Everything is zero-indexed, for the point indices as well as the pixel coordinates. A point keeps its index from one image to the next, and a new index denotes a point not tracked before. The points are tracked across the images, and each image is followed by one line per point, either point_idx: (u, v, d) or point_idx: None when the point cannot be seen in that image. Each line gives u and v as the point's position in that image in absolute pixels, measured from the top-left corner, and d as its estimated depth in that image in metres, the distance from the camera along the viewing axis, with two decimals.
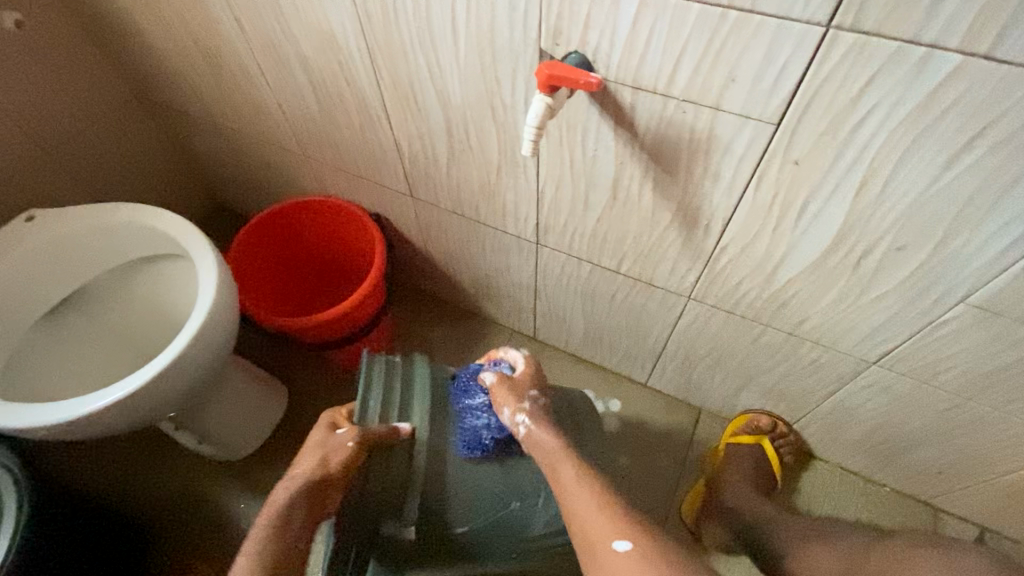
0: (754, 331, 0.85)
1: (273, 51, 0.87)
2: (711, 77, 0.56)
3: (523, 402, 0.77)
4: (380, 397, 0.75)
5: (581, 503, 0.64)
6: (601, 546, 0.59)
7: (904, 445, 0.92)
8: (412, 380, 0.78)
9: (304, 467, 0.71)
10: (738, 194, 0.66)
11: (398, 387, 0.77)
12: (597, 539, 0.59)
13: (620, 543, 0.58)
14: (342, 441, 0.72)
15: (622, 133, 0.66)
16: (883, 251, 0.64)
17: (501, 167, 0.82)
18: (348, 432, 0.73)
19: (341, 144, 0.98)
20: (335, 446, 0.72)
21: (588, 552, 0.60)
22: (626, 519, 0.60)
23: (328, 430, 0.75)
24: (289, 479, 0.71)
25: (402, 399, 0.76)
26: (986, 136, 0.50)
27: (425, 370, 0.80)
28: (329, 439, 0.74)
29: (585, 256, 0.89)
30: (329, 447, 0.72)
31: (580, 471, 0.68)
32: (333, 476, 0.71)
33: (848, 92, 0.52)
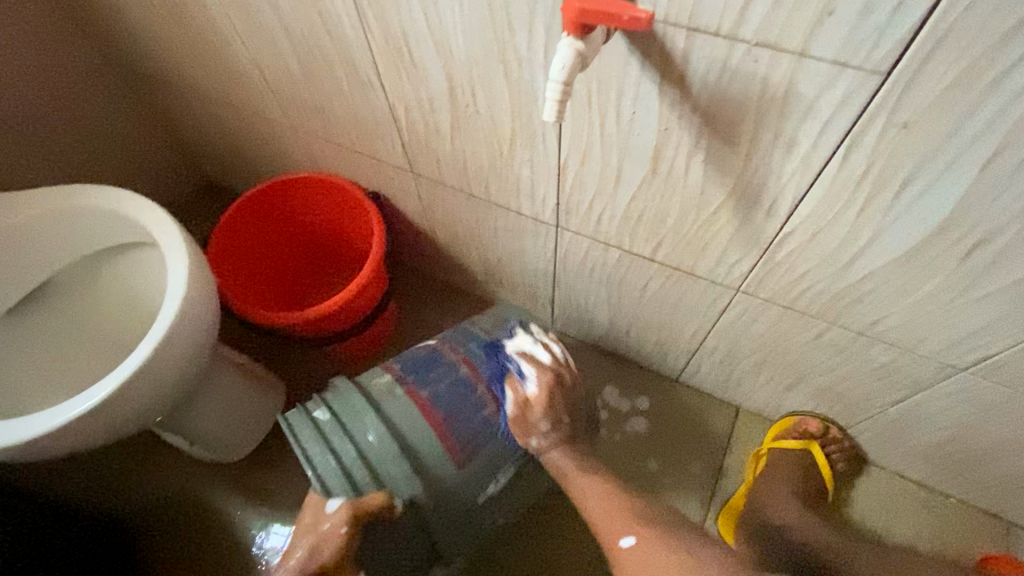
0: (815, 329, 0.72)
1: (242, 1, 0.73)
2: (798, 13, 0.42)
3: (529, 429, 0.74)
4: (325, 453, 0.69)
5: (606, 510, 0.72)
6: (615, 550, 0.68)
7: (985, 456, 0.79)
8: (341, 411, 0.73)
9: (297, 556, 0.66)
10: (817, 167, 0.52)
11: (339, 440, 0.70)
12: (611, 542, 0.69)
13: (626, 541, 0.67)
14: (333, 527, 0.64)
15: (669, 92, 0.52)
16: (1008, 238, 0.50)
17: (515, 137, 0.68)
18: (338, 513, 0.65)
19: (330, 112, 0.85)
20: (322, 531, 0.65)
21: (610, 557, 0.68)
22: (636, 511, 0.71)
23: (316, 508, 0.67)
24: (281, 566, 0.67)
25: (347, 441, 0.70)
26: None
27: (344, 387, 0.75)
28: (317, 519, 0.66)
29: (613, 242, 0.76)
30: (324, 533, 0.65)
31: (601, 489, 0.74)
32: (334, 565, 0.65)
33: (1000, 26, 0.38)
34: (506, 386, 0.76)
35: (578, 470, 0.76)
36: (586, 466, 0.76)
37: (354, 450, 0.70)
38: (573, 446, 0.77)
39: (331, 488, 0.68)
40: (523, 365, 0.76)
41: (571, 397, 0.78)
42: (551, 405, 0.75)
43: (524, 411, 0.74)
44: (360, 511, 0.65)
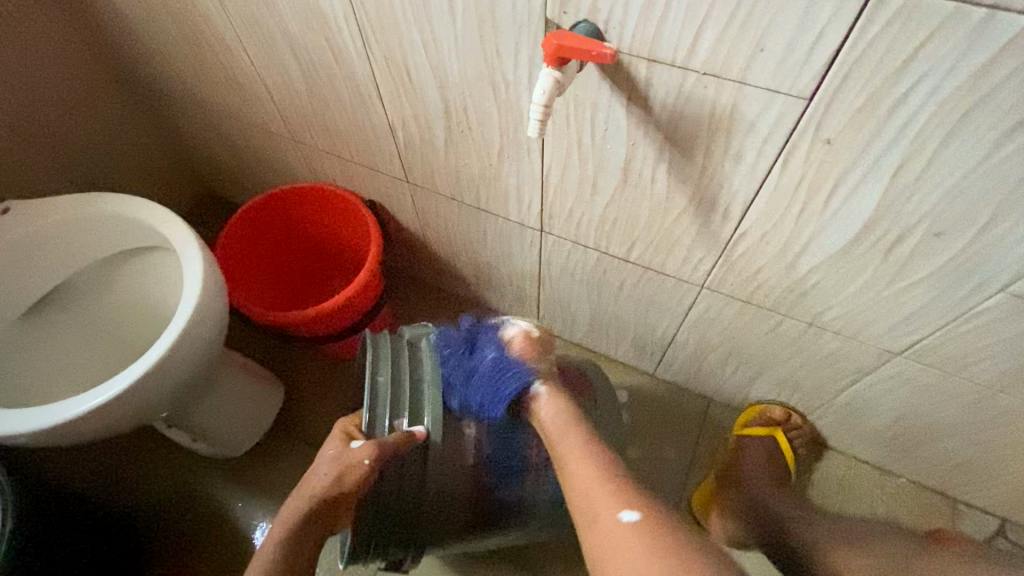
0: (772, 321, 0.81)
1: (254, 25, 0.81)
2: (736, 49, 0.51)
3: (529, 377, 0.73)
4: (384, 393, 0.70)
5: (585, 485, 0.59)
6: (605, 518, 0.54)
7: (926, 436, 0.88)
8: (378, 407, 0.69)
9: (321, 479, 0.66)
10: (762, 176, 0.61)
11: (405, 377, 0.71)
12: (600, 513, 0.55)
13: (624, 515, 0.53)
14: (357, 458, 0.64)
15: (635, 111, 0.61)
16: (920, 236, 0.59)
17: (503, 149, 0.76)
18: (364, 451, 0.65)
19: (332, 126, 0.92)
20: (347, 463, 0.65)
21: (594, 530, 0.54)
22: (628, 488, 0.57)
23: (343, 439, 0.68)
24: (300, 489, 0.68)
25: (411, 384, 0.71)
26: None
27: (391, 379, 0.70)
28: (342, 451, 0.66)
29: (592, 244, 0.84)
30: (345, 466, 0.65)
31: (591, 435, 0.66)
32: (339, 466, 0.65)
33: (893, 62, 0.47)
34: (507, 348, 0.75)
35: (560, 431, 0.67)
36: (570, 424, 0.68)
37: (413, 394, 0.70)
38: (557, 399, 0.71)
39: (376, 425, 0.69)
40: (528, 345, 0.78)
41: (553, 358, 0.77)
42: (534, 366, 0.74)
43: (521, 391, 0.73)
44: (386, 447, 0.65)
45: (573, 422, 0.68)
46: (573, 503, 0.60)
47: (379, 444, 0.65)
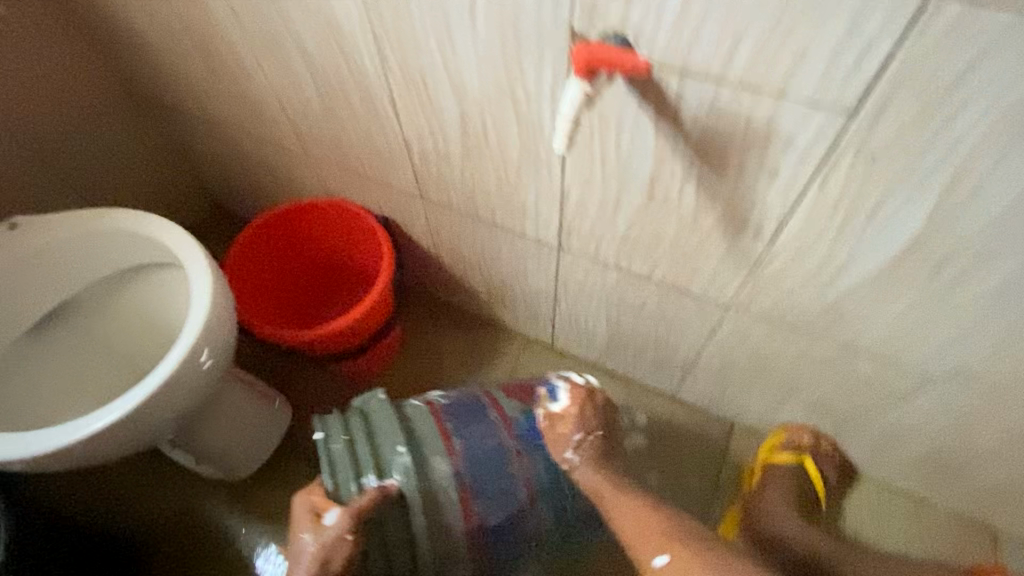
0: (802, 343, 0.77)
1: (271, 41, 0.80)
2: (775, 61, 0.48)
3: (569, 437, 0.74)
4: (346, 463, 0.72)
5: (630, 524, 0.68)
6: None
7: (967, 466, 0.83)
8: (338, 476, 0.72)
9: (303, 568, 0.66)
10: (798, 193, 0.58)
11: (361, 442, 0.73)
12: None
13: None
14: (337, 533, 0.66)
15: (664, 126, 0.58)
16: (969, 256, 0.55)
17: (521, 166, 0.74)
18: (340, 521, 0.66)
19: (345, 141, 0.91)
20: (329, 542, 0.66)
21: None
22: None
23: (314, 518, 0.68)
24: (292, 572, 0.67)
25: (370, 448, 0.73)
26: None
27: (347, 446, 0.73)
28: (318, 532, 0.66)
29: (613, 263, 0.81)
30: (324, 546, 0.66)
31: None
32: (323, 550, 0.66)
33: (946, 74, 0.44)
34: (538, 406, 0.77)
35: (616, 486, 0.72)
36: (619, 477, 0.74)
37: (374, 456, 0.73)
38: (608, 463, 0.74)
39: (342, 493, 0.71)
40: (545, 397, 0.77)
41: (607, 412, 0.77)
42: (592, 426, 0.75)
43: (549, 429, 0.75)
44: (361, 511, 0.67)
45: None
46: (613, 525, 0.70)
47: (352, 510, 0.67)
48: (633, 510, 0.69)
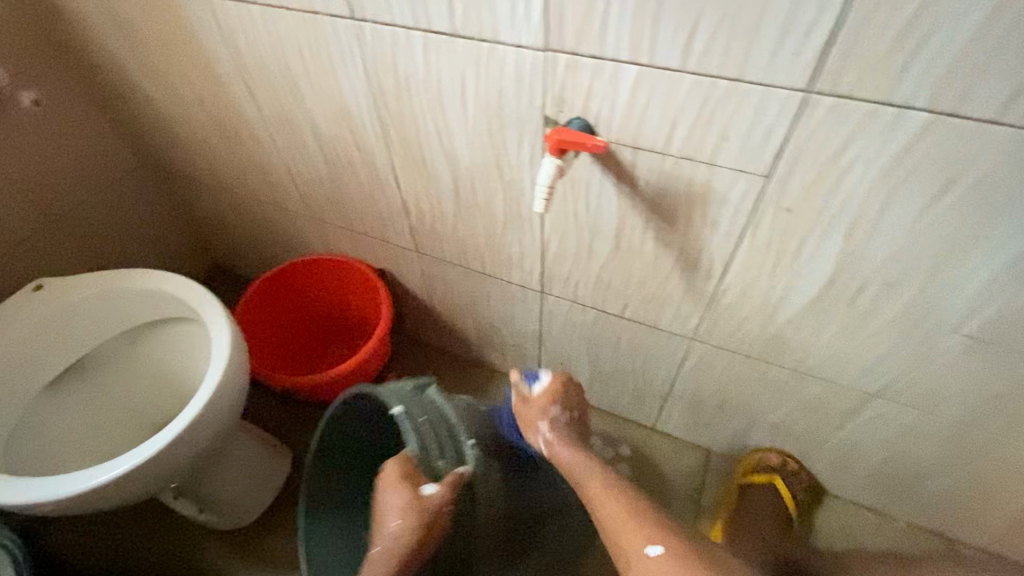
0: (758, 368, 0.88)
1: (285, 121, 0.92)
2: (704, 138, 0.61)
3: (549, 413, 0.83)
4: (434, 444, 0.80)
5: (611, 509, 0.70)
6: (637, 557, 0.64)
7: (916, 476, 0.93)
8: (426, 449, 0.80)
9: (397, 523, 0.76)
10: (736, 239, 0.70)
11: (441, 425, 0.82)
12: (632, 551, 0.65)
13: (652, 549, 0.64)
14: (436, 503, 0.76)
15: (624, 187, 0.71)
16: (877, 287, 0.67)
17: (507, 221, 0.86)
18: (438, 493, 0.75)
19: (348, 203, 1.02)
20: (426, 508, 0.75)
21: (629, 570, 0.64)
22: (645, 519, 0.67)
23: (410, 484, 0.77)
24: (383, 523, 0.77)
25: (451, 434, 0.82)
26: (967, 186, 0.54)
27: (431, 424, 0.81)
28: (415, 497, 0.76)
29: (590, 303, 0.92)
30: (426, 510, 0.75)
31: (607, 470, 0.76)
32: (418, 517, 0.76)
33: (829, 147, 0.56)
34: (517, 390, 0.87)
35: (579, 467, 0.77)
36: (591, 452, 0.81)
37: (455, 444, 0.81)
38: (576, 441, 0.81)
39: (431, 466, 0.80)
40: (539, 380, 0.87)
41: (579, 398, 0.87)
42: (556, 408, 0.83)
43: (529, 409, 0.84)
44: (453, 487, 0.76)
45: (589, 455, 0.78)
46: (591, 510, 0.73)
47: (448, 484, 0.76)
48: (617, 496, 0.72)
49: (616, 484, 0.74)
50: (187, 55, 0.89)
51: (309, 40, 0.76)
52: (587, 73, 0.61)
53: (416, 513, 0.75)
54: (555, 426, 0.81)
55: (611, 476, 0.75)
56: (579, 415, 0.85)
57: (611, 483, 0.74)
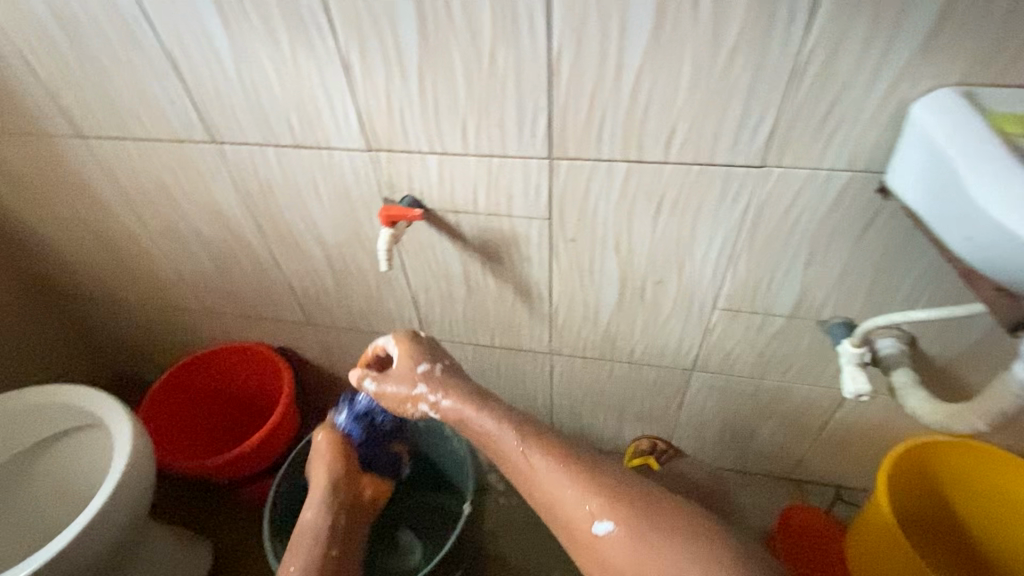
0: (605, 366, 1.08)
1: (168, 230, 1.04)
2: (498, 197, 0.82)
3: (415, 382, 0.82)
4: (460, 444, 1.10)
5: (567, 497, 0.72)
6: (585, 533, 0.70)
7: (748, 430, 1.15)
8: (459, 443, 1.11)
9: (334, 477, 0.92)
10: (549, 266, 0.91)
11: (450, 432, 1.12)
12: (578, 522, 0.70)
13: (600, 526, 0.69)
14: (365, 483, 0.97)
15: (457, 241, 0.90)
16: (654, 285, 0.89)
17: (378, 284, 1.02)
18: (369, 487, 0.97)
19: (239, 292, 1.14)
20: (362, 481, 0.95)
21: (580, 542, 0.70)
22: (583, 486, 0.71)
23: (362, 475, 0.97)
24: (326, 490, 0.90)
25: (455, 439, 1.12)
26: (673, 206, 0.78)
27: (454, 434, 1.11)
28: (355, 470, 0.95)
29: (464, 339, 1.09)
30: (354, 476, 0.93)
31: (526, 435, 0.75)
32: (349, 494, 0.92)
33: (580, 192, 0.78)
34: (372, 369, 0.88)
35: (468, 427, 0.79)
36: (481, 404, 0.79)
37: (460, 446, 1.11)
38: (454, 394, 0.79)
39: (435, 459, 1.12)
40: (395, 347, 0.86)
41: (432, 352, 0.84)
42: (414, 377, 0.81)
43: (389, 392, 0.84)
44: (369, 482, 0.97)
45: (495, 422, 0.76)
46: (540, 504, 0.74)
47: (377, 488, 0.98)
48: (571, 481, 0.72)
49: (549, 458, 0.74)
50: (67, 187, 1.00)
51: (178, 164, 0.91)
52: (401, 164, 0.81)
53: (353, 490, 0.94)
54: (439, 399, 0.80)
55: (533, 443, 0.74)
56: (450, 363, 0.84)
57: (532, 455, 0.74)
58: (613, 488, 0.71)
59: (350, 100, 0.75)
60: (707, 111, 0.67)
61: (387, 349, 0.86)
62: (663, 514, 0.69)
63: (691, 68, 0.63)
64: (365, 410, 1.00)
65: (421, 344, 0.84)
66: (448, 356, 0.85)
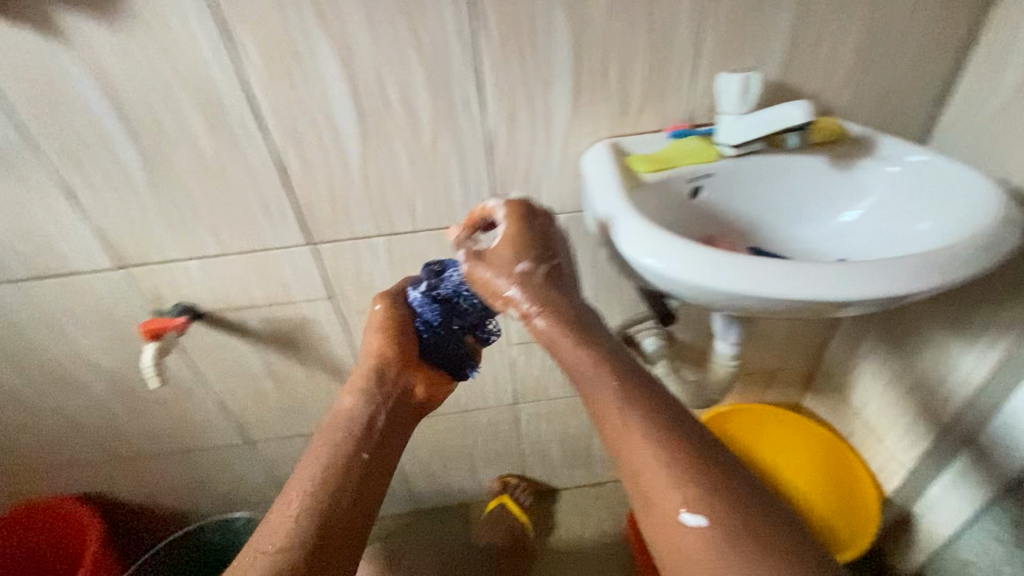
0: (438, 420, 1.13)
1: None
2: (273, 288, 0.84)
3: (506, 275, 0.62)
4: None
5: (649, 475, 0.52)
6: (666, 520, 0.51)
7: (586, 446, 1.25)
8: None
9: (351, 395, 0.66)
10: (349, 341, 0.94)
11: None
12: (665, 511, 0.51)
13: (691, 519, 0.49)
14: (398, 370, 0.67)
15: (247, 337, 0.90)
16: None
17: (176, 397, 0.98)
18: (372, 341, 0.68)
19: (11, 447, 1.00)
20: (396, 367, 0.67)
21: (657, 528, 0.52)
22: (677, 474, 0.51)
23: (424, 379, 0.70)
24: (349, 386, 0.66)
25: None
26: None
27: None
28: (389, 358, 0.67)
29: (291, 429, 1.08)
30: (386, 359, 0.67)
31: (627, 385, 0.56)
32: (394, 396, 0.67)
33: (350, 268, 0.84)
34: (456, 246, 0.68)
35: (558, 346, 0.60)
36: (563, 325, 0.60)
37: None
38: (547, 295, 0.61)
39: None
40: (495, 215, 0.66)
41: (546, 240, 0.65)
42: (518, 259, 0.62)
43: (481, 283, 0.64)
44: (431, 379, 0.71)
45: (599, 364, 0.57)
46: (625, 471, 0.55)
47: (428, 381, 0.70)
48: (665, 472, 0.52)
49: (648, 425, 0.54)
50: None
51: None
52: (161, 273, 0.80)
53: (400, 385, 0.68)
54: (534, 316, 0.60)
55: (634, 400, 0.55)
56: (558, 266, 0.64)
57: (627, 412, 0.55)
58: (714, 480, 0.51)
59: (82, 220, 0.74)
60: (433, 182, 0.77)
61: (495, 217, 0.67)
62: (755, 513, 0.50)
63: (405, 151, 0.73)
64: (432, 284, 0.70)
65: (535, 215, 0.66)
66: (557, 252, 0.65)
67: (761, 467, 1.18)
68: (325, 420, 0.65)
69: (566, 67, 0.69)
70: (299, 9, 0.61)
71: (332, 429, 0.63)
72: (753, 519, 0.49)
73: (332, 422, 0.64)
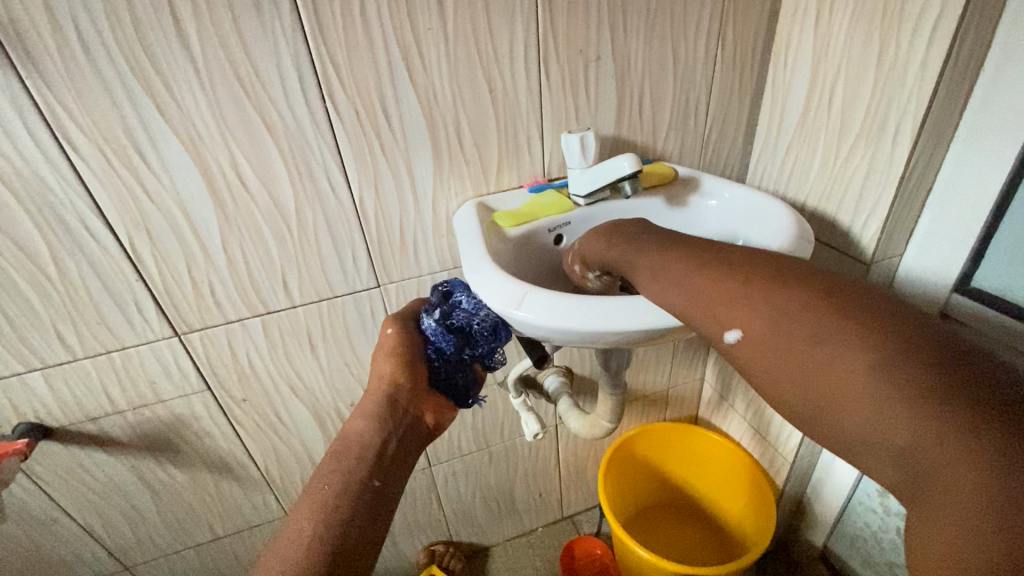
0: None
1: None
2: (139, 389, 0.79)
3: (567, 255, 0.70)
4: None
5: (695, 297, 0.47)
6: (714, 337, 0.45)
7: (508, 496, 1.24)
8: None
9: (356, 422, 0.62)
10: (235, 434, 0.89)
11: None
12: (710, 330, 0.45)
13: (729, 335, 0.43)
14: (410, 398, 0.65)
15: (113, 447, 0.83)
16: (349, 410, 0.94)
17: (30, 531, 0.86)
18: (386, 364, 0.65)
19: None
20: (409, 395, 0.65)
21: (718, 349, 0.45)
22: (701, 274, 0.47)
23: (436, 407, 0.68)
24: (360, 407, 0.63)
25: None
26: (324, 340, 0.85)
27: None
28: (406, 383, 0.65)
29: (179, 543, 0.98)
30: (395, 386, 0.64)
31: (668, 250, 0.53)
32: (405, 422, 0.63)
33: (225, 356, 0.80)
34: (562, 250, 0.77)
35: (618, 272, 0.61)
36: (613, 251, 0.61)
37: None
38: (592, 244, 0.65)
39: None
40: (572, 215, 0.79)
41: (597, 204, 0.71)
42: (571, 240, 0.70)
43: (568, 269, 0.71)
44: (440, 411, 0.68)
45: (656, 249, 0.54)
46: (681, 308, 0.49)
47: (440, 408, 0.68)
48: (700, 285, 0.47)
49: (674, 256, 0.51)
50: None
51: None
52: None
53: (412, 413, 0.65)
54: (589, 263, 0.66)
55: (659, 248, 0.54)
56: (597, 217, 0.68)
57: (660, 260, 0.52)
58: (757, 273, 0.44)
59: None
60: (304, 259, 0.77)
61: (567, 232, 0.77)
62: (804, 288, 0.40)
63: (269, 232, 0.73)
64: (445, 313, 0.67)
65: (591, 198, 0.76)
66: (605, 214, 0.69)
67: (674, 480, 1.29)
68: (331, 444, 0.60)
69: (422, 138, 0.74)
70: (137, 105, 0.61)
71: (340, 456, 0.58)
72: (826, 301, 0.38)
73: (342, 445, 0.60)
